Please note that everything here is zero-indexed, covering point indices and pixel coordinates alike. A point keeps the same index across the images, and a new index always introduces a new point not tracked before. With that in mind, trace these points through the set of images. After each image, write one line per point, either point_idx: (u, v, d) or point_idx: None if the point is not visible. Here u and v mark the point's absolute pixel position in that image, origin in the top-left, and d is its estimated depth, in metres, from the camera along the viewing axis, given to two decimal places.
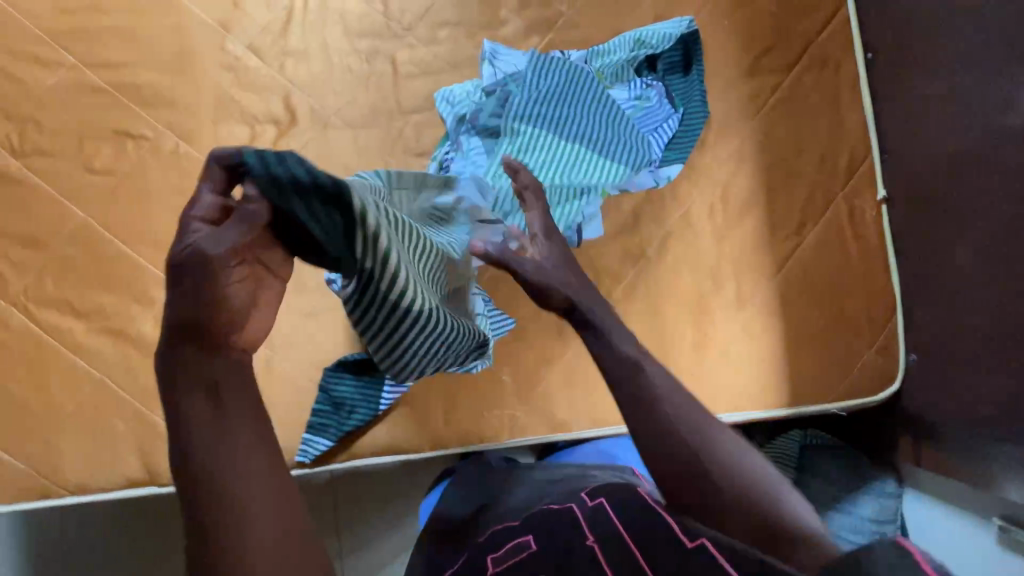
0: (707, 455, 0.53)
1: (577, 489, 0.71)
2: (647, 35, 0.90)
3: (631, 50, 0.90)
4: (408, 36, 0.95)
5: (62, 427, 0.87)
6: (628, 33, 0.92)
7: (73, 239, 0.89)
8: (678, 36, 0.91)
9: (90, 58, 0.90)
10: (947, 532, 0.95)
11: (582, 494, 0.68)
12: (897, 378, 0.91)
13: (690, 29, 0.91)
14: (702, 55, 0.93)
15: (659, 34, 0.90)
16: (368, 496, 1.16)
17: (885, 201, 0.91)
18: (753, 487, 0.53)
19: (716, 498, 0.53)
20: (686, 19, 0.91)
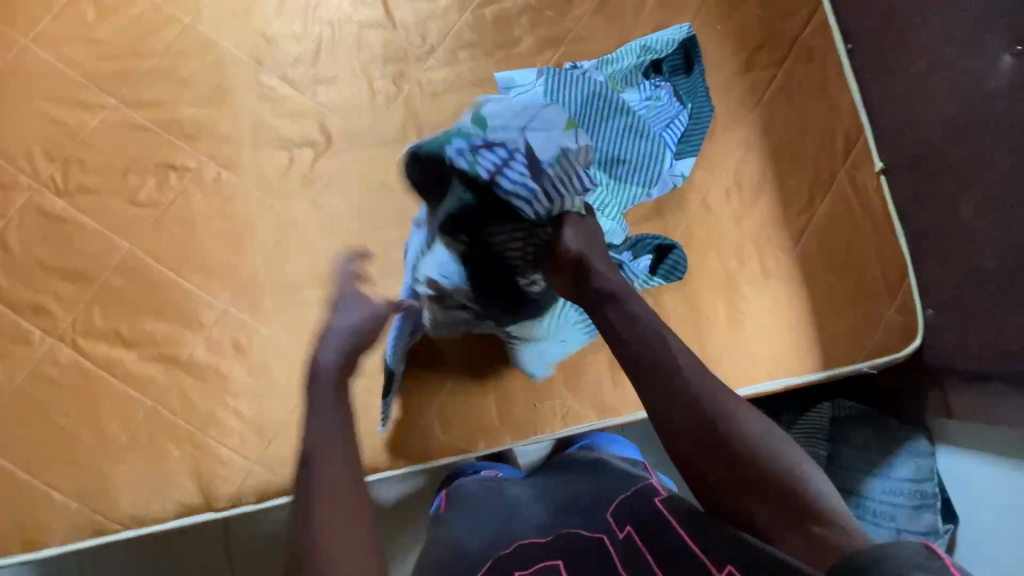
0: (730, 418, 0.55)
1: (604, 505, 0.66)
2: (650, 43, 0.98)
3: (639, 57, 0.98)
4: (431, 58, 1.02)
5: (117, 458, 0.86)
6: (632, 42, 1.00)
7: (121, 270, 0.90)
8: (678, 41, 1.00)
9: (131, 98, 0.95)
10: (985, 478, 0.99)
11: (608, 516, 0.64)
12: (919, 333, 0.96)
13: (688, 34, 1.00)
14: (701, 56, 1.01)
15: (662, 40, 0.99)
16: (395, 517, 1.12)
17: (883, 171, 0.99)
18: (784, 471, 0.53)
19: (742, 467, 0.54)
20: (684, 25, 1.00)
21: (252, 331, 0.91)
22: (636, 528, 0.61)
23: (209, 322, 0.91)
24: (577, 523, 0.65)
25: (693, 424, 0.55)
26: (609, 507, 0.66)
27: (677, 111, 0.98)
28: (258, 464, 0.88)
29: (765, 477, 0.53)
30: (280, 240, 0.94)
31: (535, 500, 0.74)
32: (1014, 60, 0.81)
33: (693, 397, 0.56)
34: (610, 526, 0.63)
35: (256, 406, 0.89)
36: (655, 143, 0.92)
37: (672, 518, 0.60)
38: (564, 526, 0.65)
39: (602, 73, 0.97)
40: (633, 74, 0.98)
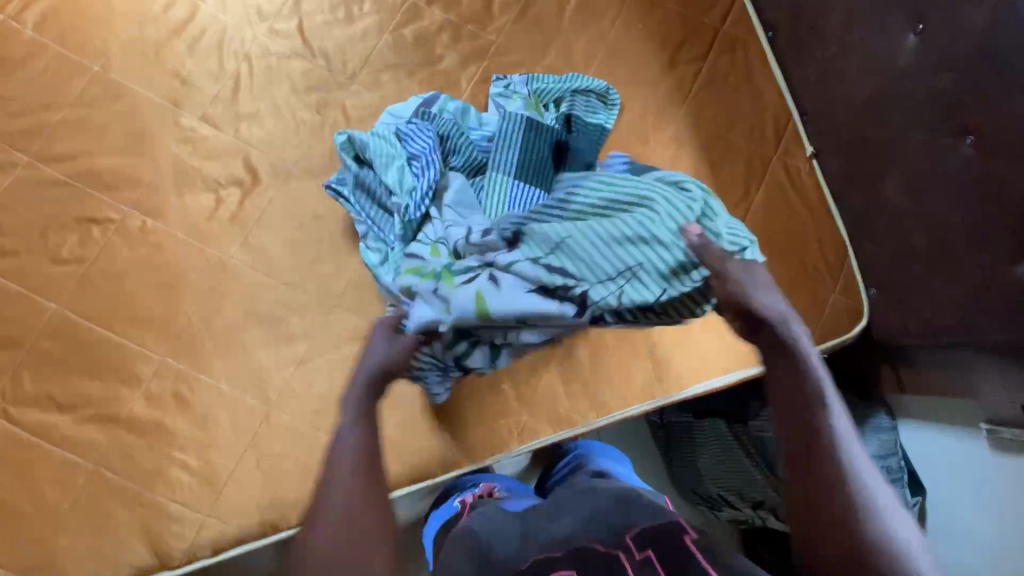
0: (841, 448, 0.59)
1: (625, 523, 0.67)
2: (578, 83, 0.95)
3: (567, 82, 0.96)
4: (352, 83, 1.00)
5: (62, 526, 0.83)
6: (563, 78, 0.97)
7: (49, 332, 0.87)
8: (595, 92, 0.95)
9: (45, 153, 0.92)
10: (940, 449, 1.01)
11: (625, 535, 0.65)
12: (863, 314, 0.97)
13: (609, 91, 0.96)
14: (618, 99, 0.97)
15: (590, 78, 0.97)
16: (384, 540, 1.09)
17: (814, 155, 1.00)
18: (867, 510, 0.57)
19: (826, 491, 0.58)
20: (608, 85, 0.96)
21: (193, 380, 0.89)
22: (653, 551, 0.62)
23: (147, 376, 0.88)
24: (594, 540, 0.65)
25: (796, 420, 0.62)
26: (629, 535, 0.65)
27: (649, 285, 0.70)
28: (210, 516, 0.86)
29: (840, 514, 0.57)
30: (214, 284, 0.92)
31: (557, 511, 0.73)
32: (918, 37, 0.82)
33: (797, 387, 0.63)
34: (628, 547, 0.64)
35: (203, 457, 0.87)
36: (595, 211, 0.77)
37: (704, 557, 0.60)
38: (583, 539, 0.66)
39: (529, 90, 0.97)
40: (561, 102, 0.96)
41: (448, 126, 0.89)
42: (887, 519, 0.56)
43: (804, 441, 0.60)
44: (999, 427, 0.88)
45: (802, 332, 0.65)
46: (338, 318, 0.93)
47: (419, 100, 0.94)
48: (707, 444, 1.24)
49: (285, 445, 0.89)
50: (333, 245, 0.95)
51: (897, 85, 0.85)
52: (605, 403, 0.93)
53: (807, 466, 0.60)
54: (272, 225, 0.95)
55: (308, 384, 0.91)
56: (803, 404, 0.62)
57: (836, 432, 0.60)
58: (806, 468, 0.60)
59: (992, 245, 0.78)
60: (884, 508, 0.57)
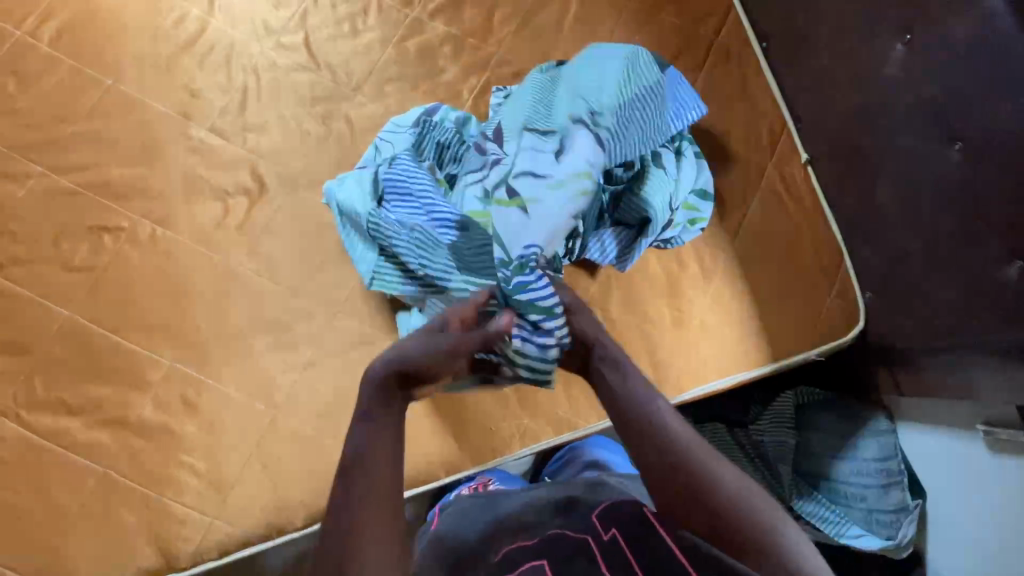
0: (704, 467, 0.59)
1: (592, 508, 0.66)
2: None
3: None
4: (357, 95, 1.03)
5: (71, 529, 0.85)
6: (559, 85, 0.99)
7: (61, 338, 0.90)
8: None
9: (59, 164, 0.95)
10: (940, 450, 1.01)
11: (591, 518, 0.64)
12: (860, 318, 0.99)
13: None
14: None
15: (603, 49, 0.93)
16: None
17: (809, 162, 1.03)
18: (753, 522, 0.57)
19: (718, 519, 0.58)
20: None
21: (200, 385, 0.91)
22: (619, 532, 0.60)
23: (155, 381, 0.90)
24: (562, 527, 0.64)
25: (668, 467, 0.60)
26: (595, 516, 0.64)
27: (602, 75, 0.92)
28: (217, 519, 0.87)
29: (731, 527, 0.57)
30: (222, 291, 0.94)
31: (528, 510, 0.73)
32: (906, 47, 0.84)
33: (652, 429, 0.62)
34: (596, 528, 0.62)
35: (210, 460, 0.89)
36: (621, 243, 0.92)
37: (665, 533, 0.59)
38: (550, 528, 0.65)
39: None
40: None
41: (450, 134, 0.94)
42: (762, 510, 0.58)
43: (670, 487, 0.60)
44: (993, 428, 0.89)
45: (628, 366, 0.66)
46: (343, 323, 0.95)
47: (423, 112, 0.97)
48: None
49: (290, 449, 0.90)
50: (338, 252, 0.98)
51: (886, 93, 0.88)
52: (605, 406, 0.95)
53: (693, 516, 0.59)
54: (278, 233, 0.97)
55: (313, 388, 0.93)
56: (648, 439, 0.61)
57: (690, 452, 0.60)
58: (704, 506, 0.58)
59: (984, 249, 0.79)
60: (757, 502, 0.58)
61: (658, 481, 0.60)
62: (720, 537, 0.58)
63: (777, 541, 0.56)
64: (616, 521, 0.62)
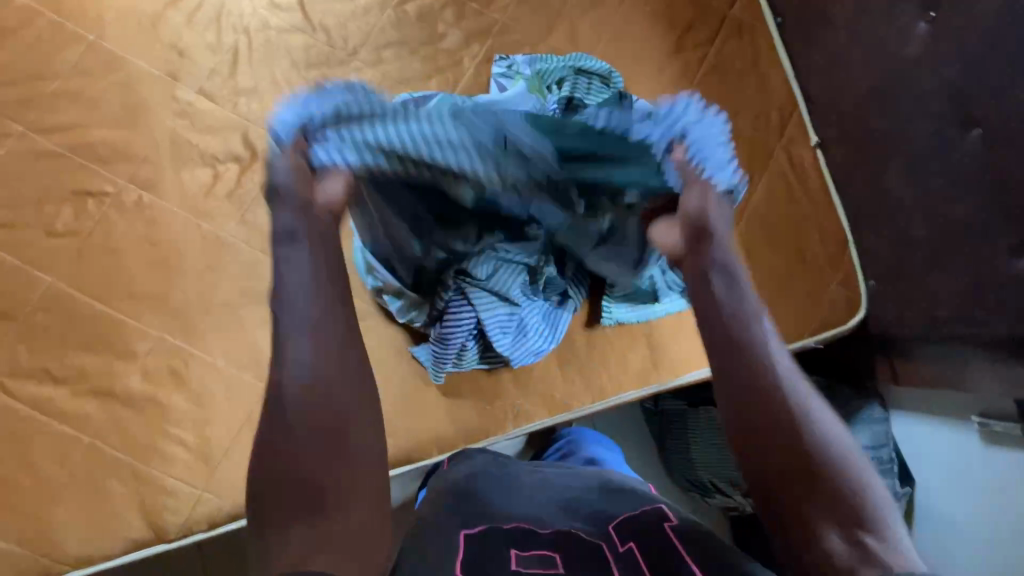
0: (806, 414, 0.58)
1: (609, 516, 0.70)
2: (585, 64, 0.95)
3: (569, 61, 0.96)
4: (353, 60, 0.98)
5: (59, 498, 0.84)
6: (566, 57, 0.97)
7: (44, 306, 0.87)
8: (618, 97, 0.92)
9: (41, 125, 0.90)
10: (928, 438, 1.03)
11: (610, 529, 0.68)
12: (862, 306, 0.96)
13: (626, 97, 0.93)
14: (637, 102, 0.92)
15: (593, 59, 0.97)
16: None
17: (819, 145, 0.99)
18: (854, 482, 0.54)
19: (819, 475, 0.55)
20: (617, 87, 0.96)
21: (189, 357, 0.89)
22: (638, 545, 0.65)
23: (143, 352, 0.88)
24: (576, 524, 0.69)
25: (749, 396, 0.60)
26: (609, 526, 0.69)
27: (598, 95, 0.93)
28: (205, 492, 0.86)
29: (832, 488, 0.54)
30: (211, 261, 0.91)
31: (538, 492, 0.76)
32: (929, 25, 0.81)
33: (751, 368, 0.61)
34: (610, 538, 0.67)
35: (199, 433, 0.87)
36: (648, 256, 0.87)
37: (677, 540, 0.64)
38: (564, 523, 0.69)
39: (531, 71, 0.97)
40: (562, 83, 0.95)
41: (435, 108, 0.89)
42: (859, 472, 0.55)
43: (757, 426, 0.58)
44: (988, 420, 0.89)
45: (738, 275, 0.67)
46: None
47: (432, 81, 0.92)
48: (702, 432, 1.25)
49: None
50: None
51: (905, 74, 0.84)
52: (602, 389, 0.93)
53: (776, 443, 0.57)
54: (269, 203, 0.94)
55: None
56: (756, 378, 0.60)
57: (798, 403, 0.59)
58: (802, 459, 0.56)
59: (994, 240, 0.78)
60: (862, 468, 0.55)
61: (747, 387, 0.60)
62: (822, 495, 0.54)
63: (875, 502, 0.53)
64: (623, 528, 0.68)
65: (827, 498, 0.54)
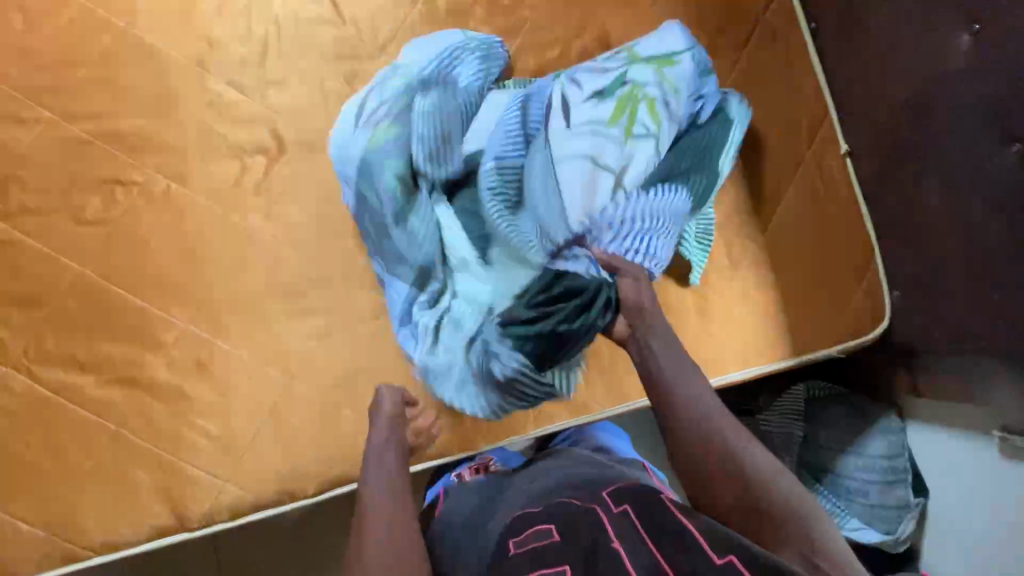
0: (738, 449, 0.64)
1: (602, 485, 0.68)
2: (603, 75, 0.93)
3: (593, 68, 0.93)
4: (382, 55, 0.98)
5: (85, 484, 0.85)
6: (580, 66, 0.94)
7: (72, 293, 0.87)
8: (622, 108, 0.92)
9: (70, 112, 0.90)
10: (944, 451, 1.04)
11: (602, 489, 0.67)
12: (886, 317, 0.96)
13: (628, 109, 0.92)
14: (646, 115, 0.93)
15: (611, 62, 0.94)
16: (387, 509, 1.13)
17: (849, 153, 0.98)
18: (789, 505, 0.60)
19: (752, 499, 0.61)
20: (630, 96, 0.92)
21: (215, 348, 0.89)
22: (624, 507, 0.61)
23: (169, 342, 0.88)
24: (576, 496, 0.66)
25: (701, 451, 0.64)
26: (606, 494, 0.65)
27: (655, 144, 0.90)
28: (229, 482, 0.87)
29: (769, 510, 0.60)
30: (238, 253, 0.91)
31: (535, 479, 0.76)
32: (973, 39, 0.79)
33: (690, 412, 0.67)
34: (607, 502, 0.63)
35: (223, 424, 0.88)
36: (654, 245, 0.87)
37: (682, 515, 0.58)
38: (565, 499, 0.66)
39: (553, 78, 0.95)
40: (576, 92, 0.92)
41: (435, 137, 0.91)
42: (794, 497, 0.60)
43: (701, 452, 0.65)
44: (1010, 436, 0.90)
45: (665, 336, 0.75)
46: (361, 294, 0.93)
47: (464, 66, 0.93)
48: None
49: (305, 416, 0.90)
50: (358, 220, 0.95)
51: (943, 87, 0.84)
52: (623, 392, 0.94)
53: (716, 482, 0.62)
54: (296, 196, 0.94)
55: (328, 357, 0.91)
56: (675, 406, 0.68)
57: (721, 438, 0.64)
58: (737, 493, 0.61)
59: None
60: (795, 488, 0.61)
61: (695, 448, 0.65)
62: (756, 521, 0.60)
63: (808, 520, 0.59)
64: (619, 499, 0.63)
65: (763, 524, 0.60)
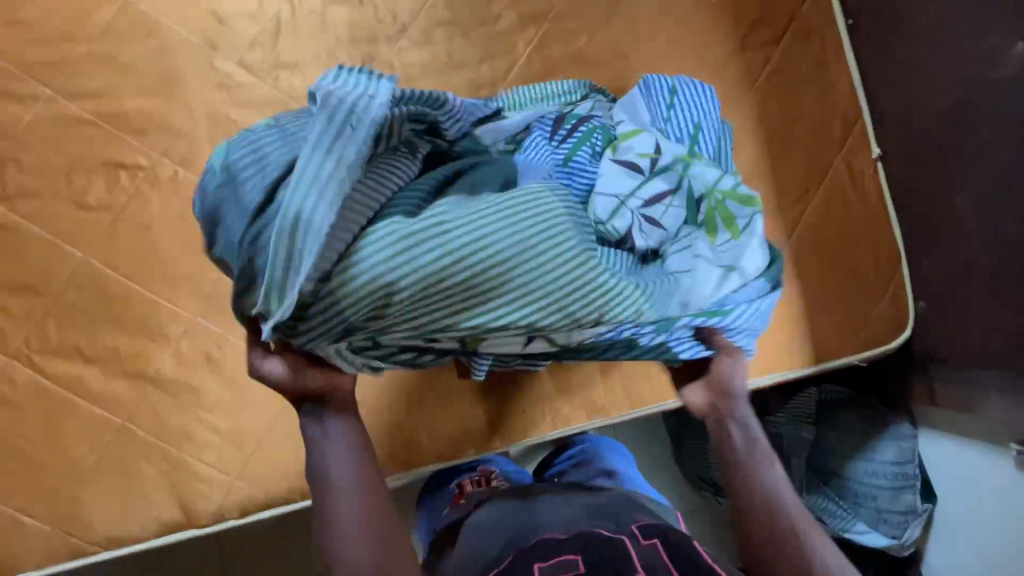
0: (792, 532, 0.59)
1: (631, 520, 0.62)
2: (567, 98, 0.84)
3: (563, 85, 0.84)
4: (401, 38, 0.93)
5: (90, 479, 0.82)
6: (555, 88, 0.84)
7: (75, 282, 0.84)
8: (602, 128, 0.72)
9: (69, 89, 0.85)
10: (960, 459, 1.03)
11: (632, 526, 0.60)
12: (909, 326, 0.95)
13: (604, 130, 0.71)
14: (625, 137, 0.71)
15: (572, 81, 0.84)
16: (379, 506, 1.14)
17: (880, 158, 0.96)
18: None
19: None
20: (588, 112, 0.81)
21: (225, 342, 0.86)
22: (659, 539, 0.57)
23: (177, 335, 0.85)
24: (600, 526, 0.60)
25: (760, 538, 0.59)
26: (635, 525, 0.60)
27: (683, 251, 0.63)
28: (239, 480, 0.85)
29: None
30: None
31: (561, 508, 0.68)
32: None
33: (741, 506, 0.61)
34: (634, 533, 0.58)
35: (234, 421, 0.85)
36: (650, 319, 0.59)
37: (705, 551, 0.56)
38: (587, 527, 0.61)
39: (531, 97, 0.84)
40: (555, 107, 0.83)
41: None
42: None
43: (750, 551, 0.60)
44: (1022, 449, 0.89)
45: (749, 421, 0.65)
46: None
47: (475, 101, 0.71)
48: None
49: None
50: None
51: (989, 96, 0.82)
52: (642, 396, 0.93)
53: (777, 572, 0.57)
54: None
55: None
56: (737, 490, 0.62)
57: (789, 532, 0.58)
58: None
59: None
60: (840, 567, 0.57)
61: (729, 493, 0.63)
62: None
63: None
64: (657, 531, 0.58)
65: None
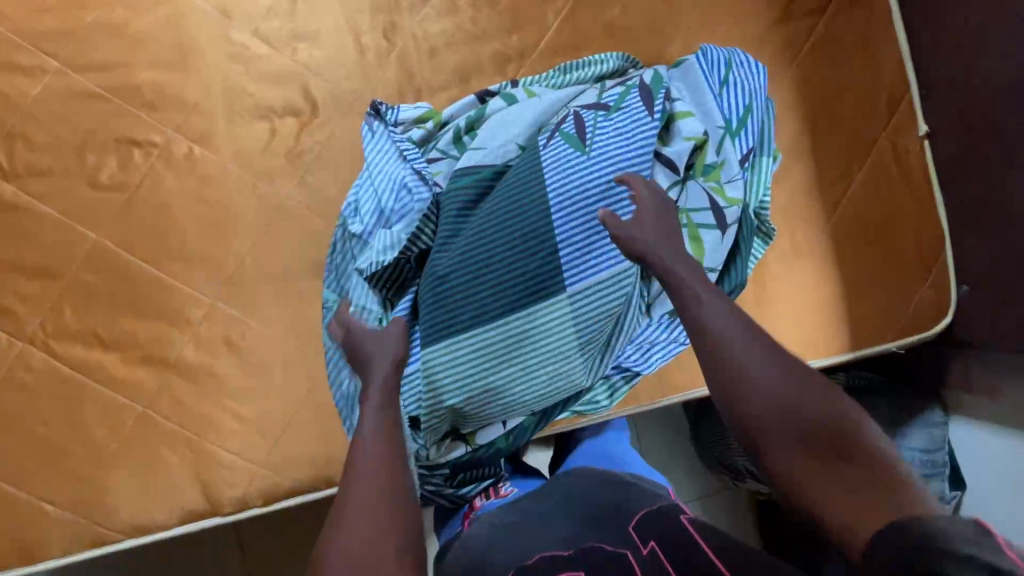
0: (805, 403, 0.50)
1: (623, 516, 0.59)
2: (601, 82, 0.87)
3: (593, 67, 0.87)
4: (425, 7, 0.88)
5: (112, 466, 0.80)
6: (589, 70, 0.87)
7: (90, 264, 0.81)
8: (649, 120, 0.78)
9: (78, 61, 0.81)
10: (993, 448, 1.02)
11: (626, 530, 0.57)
12: (950, 311, 0.92)
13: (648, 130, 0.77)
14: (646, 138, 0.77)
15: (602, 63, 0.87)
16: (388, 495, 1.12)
17: (927, 136, 0.92)
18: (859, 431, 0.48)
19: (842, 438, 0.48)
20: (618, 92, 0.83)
21: (246, 328, 0.83)
22: (655, 543, 0.54)
23: (197, 320, 0.82)
24: (589, 531, 0.58)
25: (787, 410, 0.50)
26: (629, 526, 0.57)
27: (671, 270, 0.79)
28: (264, 468, 0.83)
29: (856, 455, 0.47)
30: (269, 225, 0.84)
31: (544, 509, 0.64)
32: None
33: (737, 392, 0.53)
34: (631, 538, 0.55)
35: (257, 408, 0.83)
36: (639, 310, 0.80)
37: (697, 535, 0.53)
38: (578, 532, 0.58)
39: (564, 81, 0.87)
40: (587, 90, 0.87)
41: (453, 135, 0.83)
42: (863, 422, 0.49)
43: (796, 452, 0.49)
44: None
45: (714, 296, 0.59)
46: None
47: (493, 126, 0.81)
48: None
49: None
50: None
51: None
52: (674, 384, 0.90)
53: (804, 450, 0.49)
54: (331, 165, 0.86)
55: None
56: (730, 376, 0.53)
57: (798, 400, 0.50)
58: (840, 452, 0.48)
59: None
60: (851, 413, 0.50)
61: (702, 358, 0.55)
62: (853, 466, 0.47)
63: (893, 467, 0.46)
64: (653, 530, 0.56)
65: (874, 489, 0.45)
